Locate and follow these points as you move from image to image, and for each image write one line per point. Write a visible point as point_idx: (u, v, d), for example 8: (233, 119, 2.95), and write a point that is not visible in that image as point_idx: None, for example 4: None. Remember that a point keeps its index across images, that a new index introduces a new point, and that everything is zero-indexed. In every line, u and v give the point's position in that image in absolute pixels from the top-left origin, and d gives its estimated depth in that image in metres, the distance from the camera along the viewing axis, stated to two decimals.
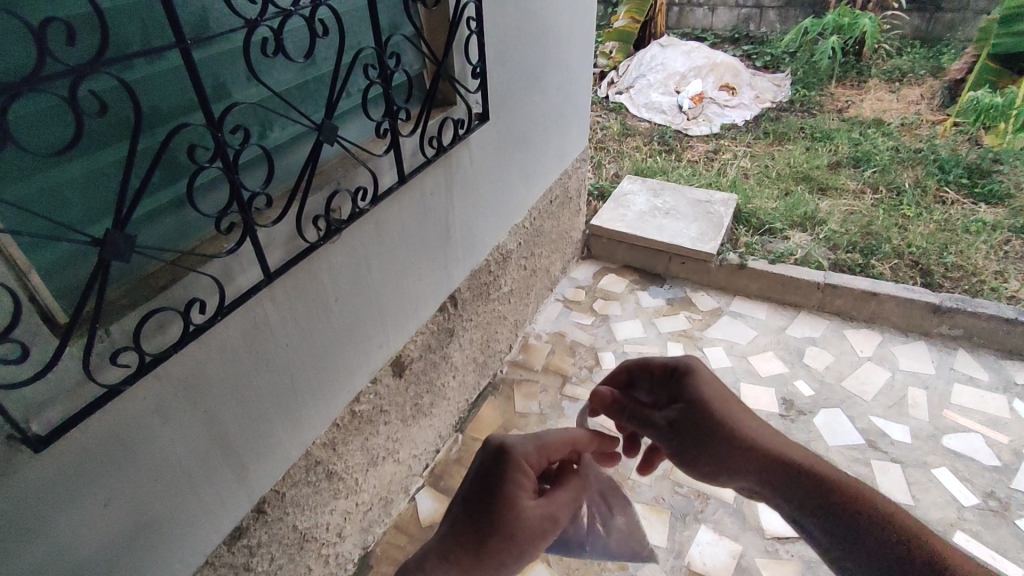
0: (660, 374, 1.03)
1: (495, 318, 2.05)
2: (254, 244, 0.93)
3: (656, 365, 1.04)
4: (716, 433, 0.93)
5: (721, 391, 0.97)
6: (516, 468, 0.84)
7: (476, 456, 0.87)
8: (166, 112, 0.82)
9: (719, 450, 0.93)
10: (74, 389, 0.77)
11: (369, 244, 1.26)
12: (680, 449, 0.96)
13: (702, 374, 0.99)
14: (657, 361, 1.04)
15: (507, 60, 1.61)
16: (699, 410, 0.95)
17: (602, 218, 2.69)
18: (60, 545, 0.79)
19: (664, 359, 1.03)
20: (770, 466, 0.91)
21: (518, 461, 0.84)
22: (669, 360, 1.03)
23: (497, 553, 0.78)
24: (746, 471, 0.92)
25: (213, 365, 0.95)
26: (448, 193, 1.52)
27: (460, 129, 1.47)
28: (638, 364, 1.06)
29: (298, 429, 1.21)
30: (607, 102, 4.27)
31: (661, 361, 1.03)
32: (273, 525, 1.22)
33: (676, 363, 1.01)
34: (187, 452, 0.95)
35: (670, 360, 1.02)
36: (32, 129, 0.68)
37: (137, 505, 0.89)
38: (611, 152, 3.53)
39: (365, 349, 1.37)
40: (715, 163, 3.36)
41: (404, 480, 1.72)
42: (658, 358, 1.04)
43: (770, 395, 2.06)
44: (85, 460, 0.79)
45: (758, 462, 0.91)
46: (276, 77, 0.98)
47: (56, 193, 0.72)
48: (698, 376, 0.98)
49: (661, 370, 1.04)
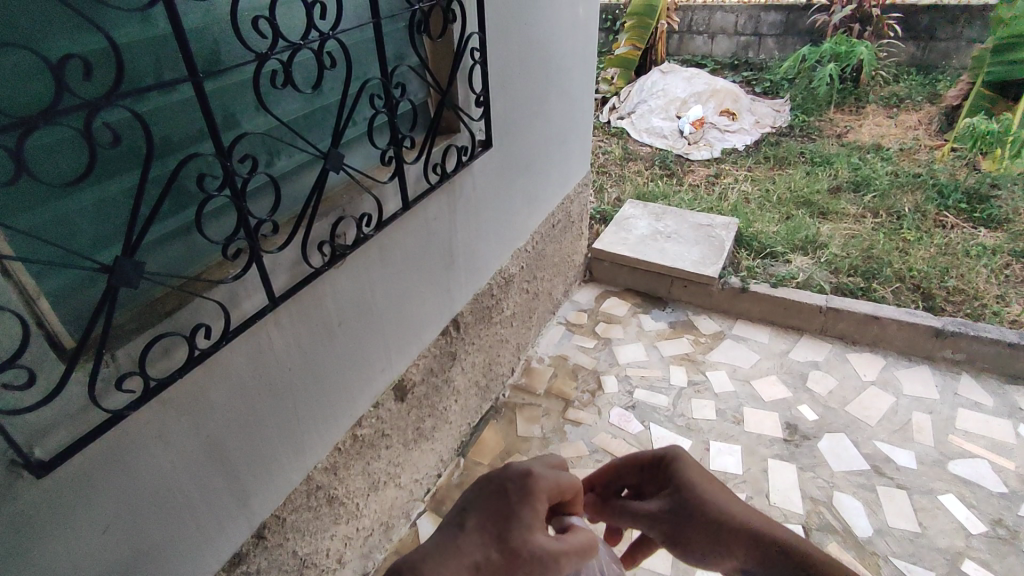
0: (649, 466, 0.92)
1: (497, 342, 2.05)
2: (260, 270, 0.94)
3: (645, 459, 0.93)
4: (707, 518, 0.82)
5: (716, 480, 0.86)
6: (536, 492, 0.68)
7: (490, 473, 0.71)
8: (176, 142, 0.84)
9: (711, 538, 0.81)
10: (78, 413, 0.78)
11: (373, 269, 1.28)
12: (670, 541, 0.84)
13: (691, 463, 0.89)
14: (645, 454, 0.93)
15: (510, 88, 1.65)
16: (690, 501, 0.84)
17: (604, 241, 2.71)
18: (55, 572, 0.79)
19: (652, 451, 0.93)
20: (765, 557, 0.77)
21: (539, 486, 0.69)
22: (657, 450, 0.92)
23: (485, 549, 0.62)
24: (740, 562, 0.79)
25: (215, 390, 0.96)
26: (451, 218, 1.54)
27: (464, 156, 1.50)
28: (625, 458, 0.96)
29: (299, 454, 1.21)
30: (609, 127, 4.33)
31: (648, 452, 0.93)
32: (272, 551, 1.21)
33: (664, 453, 0.91)
34: (187, 477, 0.94)
35: (660, 451, 0.92)
36: (46, 161, 0.70)
37: (133, 532, 0.88)
38: (613, 176, 3.57)
39: (367, 373, 1.37)
40: (716, 187, 3.39)
41: (405, 505, 1.71)
42: (647, 451, 0.94)
43: (774, 420, 2.05)
44: (86, 485, 0.80)
45: (752, 552, 0.78)
46: (284, 107, 1.00)
47: (67, 221, 0.73)
48: (681, 465, 0.88)
49: (649, 461, 0.93)
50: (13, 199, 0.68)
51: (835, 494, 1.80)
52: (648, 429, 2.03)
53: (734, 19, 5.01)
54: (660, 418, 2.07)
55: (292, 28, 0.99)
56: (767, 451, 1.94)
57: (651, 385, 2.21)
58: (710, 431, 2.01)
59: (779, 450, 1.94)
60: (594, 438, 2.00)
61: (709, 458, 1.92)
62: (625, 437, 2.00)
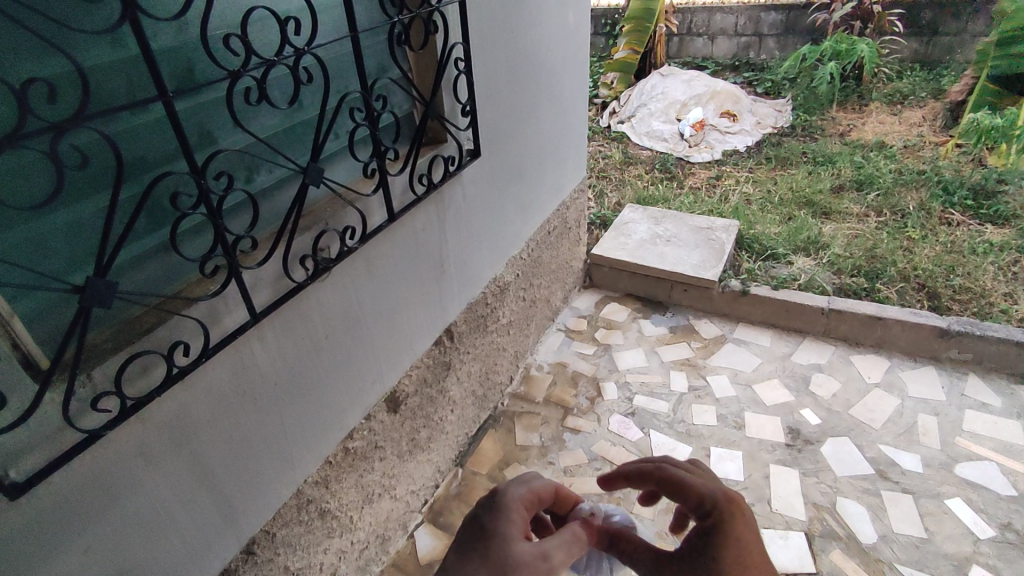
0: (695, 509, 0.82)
1: (494, 350, 2.05)
2: (240, 285, 0.94)
3: (691, 494, 0.82)
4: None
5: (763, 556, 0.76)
6: (514, 509, 0.81)
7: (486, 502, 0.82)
8: (150, 161, 0.84)
9: None
10: (55, 434, 0.77)
11: (360, 281, 1.28)
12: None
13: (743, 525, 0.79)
14: (694, 490, 0.82)
15: (498, 96, 1.65)
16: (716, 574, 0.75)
17: (603, 246, 2.70)
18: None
19: (707, 490, 0.81)
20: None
21: (512, 501, 0.82)
22: (708, 495, 0.81)
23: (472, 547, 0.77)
24: None
25: (199, 407, 0.96)
26: (440, 227, 1.54)
27: (451, 166, 1.49)
28: (670, 479, 0.84)
29: (289, 468, 1.22)
30: (609, 131, 4.31)
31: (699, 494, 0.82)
32: (263, 566, 1.21)
33: (714, 500, 0.80)
34: (171, 494, 0.95)
35: (711, 496, 0.81)
36: (13, 186, 0.70)
37: (118, 552, 0.89)
38: (613, 181, 3.55)
39: (357, 385, 1.37)
40: (717, 190, 3.37)
41: (402, 516, 1.71)
42: (696, 485, 0.83)
43: (777, 424, 2.02)
44: (67, 505, 0.80)
45: None
46: (262, 123, 1.01)
47: (38, 244, 0.74)
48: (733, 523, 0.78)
49: (695, 503, 0.82)
50: None
51: (838, 500, 1.77)
52: (647, 436, 2.01)
53: (734, 20, 4.99)
54: (660, 424, 2.05)
55: (268, 44, 1.00)
56: (769, 456, 1.91)
57: (651, 391, 2.19)
58: (711, 437, 1.99)
59: (781, 456, 1.91)
60: (594, 446, 1.99)
61: (710, 464, 1.90)
62: (625, 444, 1.99)
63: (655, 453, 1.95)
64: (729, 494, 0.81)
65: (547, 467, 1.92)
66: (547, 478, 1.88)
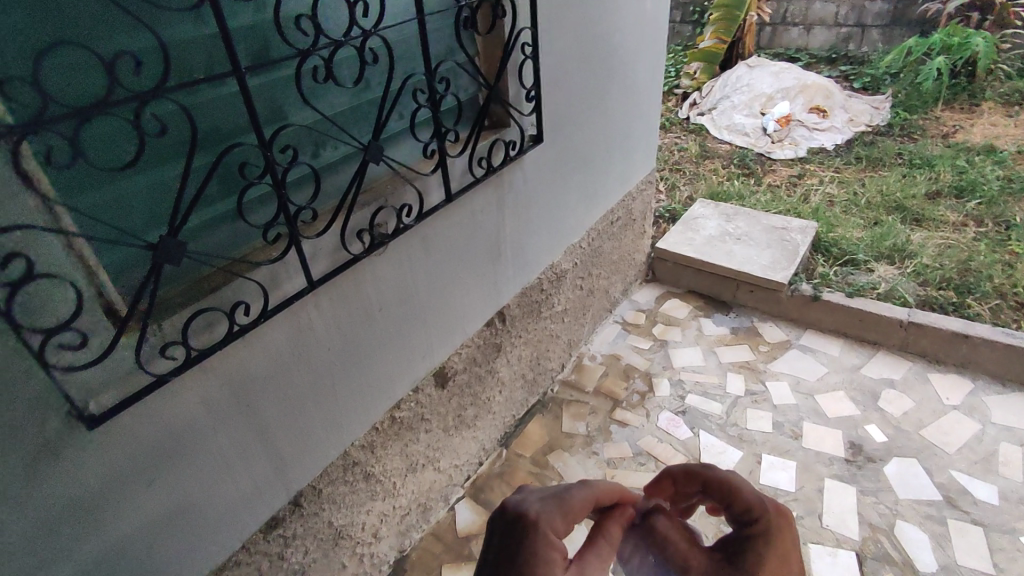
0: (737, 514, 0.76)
1: (546, 336, 2.06)
2: (298, 254, 1.00)
3: (738, 500, 0.76)
4: None
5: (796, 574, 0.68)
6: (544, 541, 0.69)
7: (507, 525, 0.72)
8: (224, 133, 0.91)
9: None
10: (126, 376, 0.85)
11: (415, 258, 1.33)
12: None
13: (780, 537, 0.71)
14: (741, 494, 0.76)
15: (565, 82, 1.64)
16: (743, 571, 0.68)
17: (669, 241, 2.64)
18: (102, 525, 0.89)
19: (756, 495, 0.75)
20: None
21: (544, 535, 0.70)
22: (756, 501, 0.75)
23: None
24: None
25: (257, 364, 1.04)
26: (498, 210, 1.56)
27: (511, 151, 1.50)
28: (721, 482, 0.79)
29: (337, 432, 1.29)
30: (687, 123, 4.17)
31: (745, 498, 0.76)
32: (309, 519, 1.30)
33: (761, 508, 0.74)
34: (229, 442, 1.03)
35: (758, 501, 0.75)
36: (101, 149, 0.78)
37: (178, 492, 0.98)
38: (686, 174, 3.45)
39: (407, 358, 1.43)
40: (798, 189, 3.20)
41: (444, 489, 1.77)
42: (746, 490, 0.77)
43: (837, 438, 1.92)
44: (137, 443, 0.89)
45: None
46: (330, 102, 1.06)
47: (121, 203, 0.82)
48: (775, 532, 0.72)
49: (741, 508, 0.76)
50: (77, 181, 0.77)
51: (897, 523, 1.67)
52: (696, 436, 1.97)
53: (835, 9, 4.69)
54: (711, 425, 2.00)
55: (339, 26, 1.05)
56: (825, 470, 1.83)
57: (705, 391, 2.13)
58: (763, 444, 1.92)
59: (838, 470, 1.82)
60: (639, 441, 1.97)
61: (759, 472, 1.84)
62: (671, 442, 1.96)
63: (702, 454, 1.91)
64: (779, 503, 0.75)
65: (590, 457, 1.93)
66: (589, 468, 1.89)
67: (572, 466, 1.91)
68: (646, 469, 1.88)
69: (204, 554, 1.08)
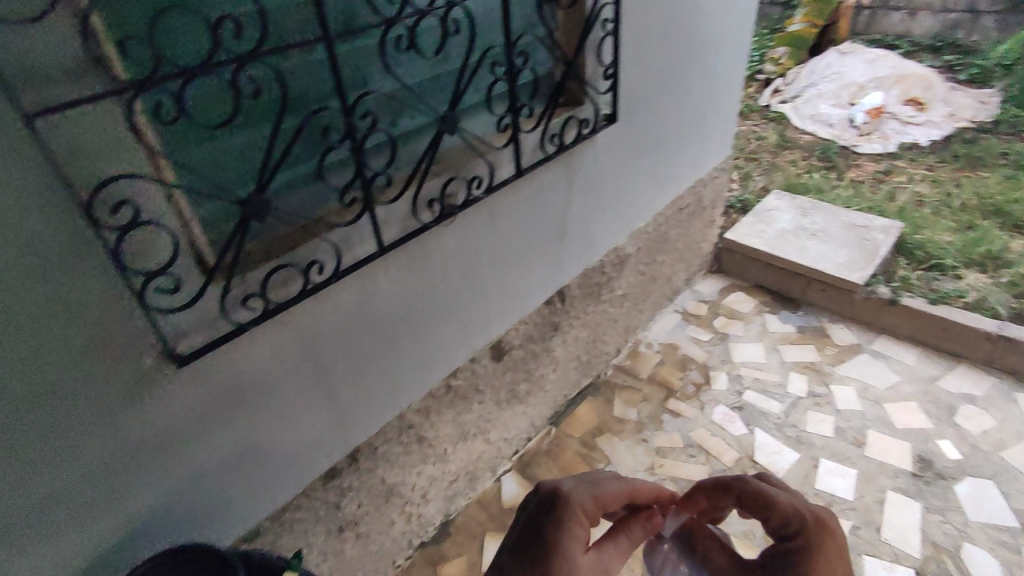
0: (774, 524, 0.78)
1: (604, 319, 2.05)
2: (372, 218, 1.03)
3: (774, 511, 0.78)
4: None
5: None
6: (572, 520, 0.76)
7: (542, 505, 0.78)
8: (311, 97, 0.95)
9: None
10: (211, 322, 0.90)
11: (481, 230, 1.34)
12: None
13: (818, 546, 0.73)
14: (777, 505, 0.78)
15: (644, 61, 1.60)
16: None
17: (738, 232, 2.55)
18: (182, 456, 0.97)
19: (790, 509, 0.77)
20: None
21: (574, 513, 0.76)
22: (793, 513, 0.76)
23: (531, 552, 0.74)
24: None
25: (326, 322, 1.08)
26: (566, 189, 1.55)
27: (584, 129, 1.46)
28: (754, 493, 0.80)
29: (396, 394, 1.34)
30: (768, 110, 3.98)
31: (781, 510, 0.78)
32: (364, 474, 1.36)
33: (798, 520, 0.76)
34: (296, 393, 1.09)
35: (795, 514, 0.76)
36: (201, 107, 0.83)
37: (248, 434, 1.05)
38: (762, 164, 3.31)
39: (466, 329, 1.46)
40: (885, 186, 3.01)
41: (492, 460, 1.80)
42: (783, 500, 0.78)
43: (905, 450, 1.83)
44: (215, 385, 0.96)
45: None
46: (411, 71, 1.08)
47: (216, 159, 0.87)
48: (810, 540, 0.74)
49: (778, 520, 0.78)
50: (178, 136, 0.82)
51: (965, 546, 1.58)
52: (751, 433, 1.92)
53: None
54: (768, 424, 1.94)
55: None
56: (888, 482, 1.74)
57: (764, 389, 2.07)
58: (823, 449, 1.85)
59: (903, 484, 1.73)
60: (691, 433, 1.94)
61: (816, 476, 1.77)
62: (725, 437, 1.92)
63: (756, 452, 1.86)
64: (814, 512, 0.76)
65: (639, 444, 1.92)
66: (637, 455, 1.88)
67: (620, 451, 1.90)
68: (696, 462, 1.85)
69: (267, 495, 1.15)
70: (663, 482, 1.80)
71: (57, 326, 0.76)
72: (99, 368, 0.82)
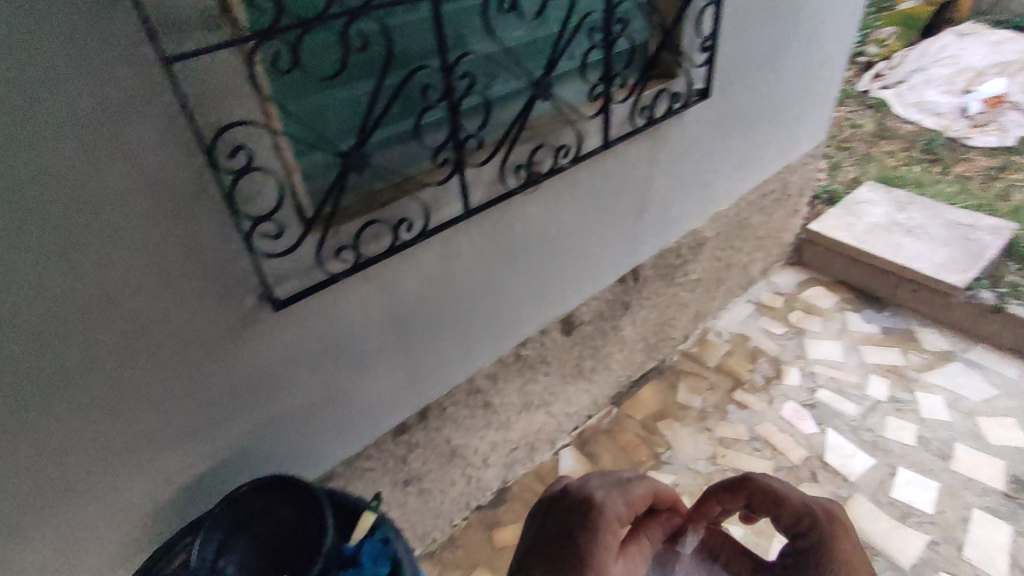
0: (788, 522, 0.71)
1: (675, 303, 2.00)
2: (461, 180, 1.04)
3: (786, 508, 0.71)
4: None
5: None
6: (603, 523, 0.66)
7: (552, 508, 0.69)
8: (412, 55, 0.96)
9: None
10: (307, 270, 0.94)
11: (563, 201, 1.34)
12: None
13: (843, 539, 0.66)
14: (789, 503, 0.71)
15: (744, 35, 1.52)
16: None
17: (824, 223, 2.42)
18: (270, 395, 1.03)
19: (803, 504, 0.70)
20: None
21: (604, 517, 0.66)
22: (804, 509, 0.69)
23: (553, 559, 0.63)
24: None
25: (410, 279, 1.11)
26: (651, 165, 1.51)
27: (675, 103, 1.39)
28: (763, 489, 0.74)
29: (468, 357, 1.36)
30: (867, 96, 3.72)
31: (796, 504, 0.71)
32: (432, 432, 1.40)
33: (812, 515, 0.69)
34: (377, 346, 1.13)
35: (808, 511, 0.69)
36: (312, 61, 0.86)
37: (330, 381, 1.10)
38: (856, 153, 3.11)
39: (539, 300, 1.46)
40: (995, 184, 2.78)
41: (552, 433, 1.81)
42: (794, 496, 0.71)
43: (997, 468, 1.71)
44: (306, 330, 1.01)
45: None
46: (509, 34, 1.07)
47: (321, 112, 0.89)
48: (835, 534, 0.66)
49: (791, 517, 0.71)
50: (291, 87, 0.85)
51: None
52: (823, 433, 1.84)
53: None
54: (842, 425, 1.86)
55: None
56: (975, 499, 1.64)
57: (841, 389, 1.98)
58: (902, 457, 1.76)
59: (992, 503, 1.63)
60: (758, 426, 1.89)
61: (892, 484, 1.69)
62: (794, 434, 1.85)
63: (827, 453, 1.79)
64: (825, 505, 0.69)
65: (702, 433, 1.88)
66: (700, 443, 1.85)
67: (681, 438, 1.88)
68: (762, 456, 1.80)
69: (344, 441, 1.21)
70: (725, 473, 1.77)
71: (175, 262, 0.81)
72: (207, 306, 0.87)
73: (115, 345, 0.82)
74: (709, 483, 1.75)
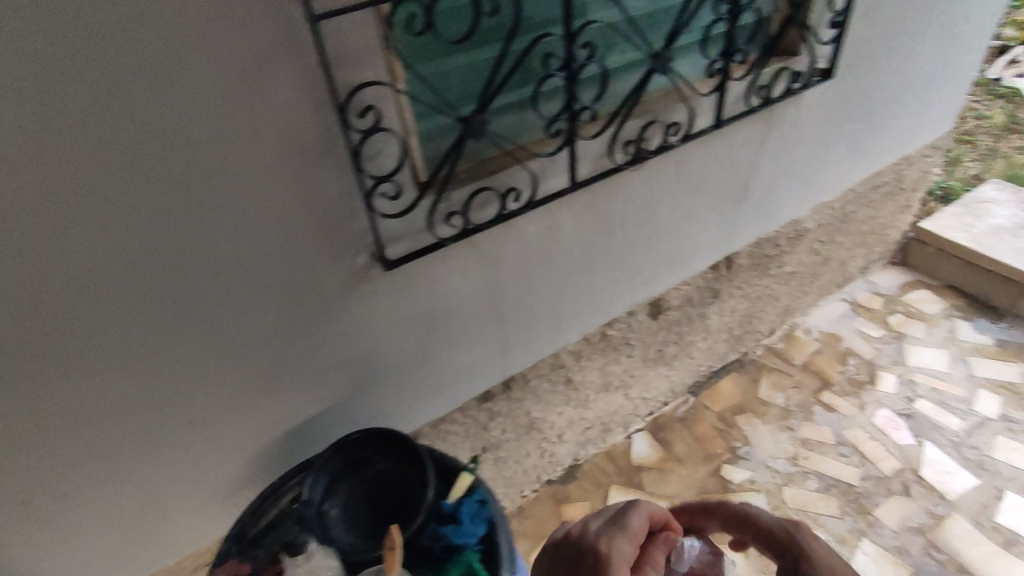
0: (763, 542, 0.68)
1: (766, 295, 1.92)
2: (571, 153, 1.02)
3: (758, 527, 0.69)
4: None
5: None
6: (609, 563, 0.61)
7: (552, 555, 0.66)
8: (535, 22, 0.94)
9: None
10: (417, 233, 0.96)
11: (665, 180, 1.30)
12: None
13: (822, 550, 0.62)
14: (759, 521, 0.69)
15: (877, 11, 1.41)
16: None
17: (938, 222, 2.24)
18: (371, 351, 1.06)
19: (772, 521, 0.67)
20: None
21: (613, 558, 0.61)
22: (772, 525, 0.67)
23: None
24: None
25: (510, 249, 1.12)
26: (760, 148, 1.44)
27: (796, 83, 1.30)
28: (735, 513, 0.73)
29: (555, 332, 1.36)
30: (997, 84, 3.38)
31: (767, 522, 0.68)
32: (514, 402, 1.41)
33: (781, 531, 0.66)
34: (471, 312, 1.15)
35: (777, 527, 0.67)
36: (441, 25, 0.86)
37: (426, 342, 1.13)
38: (979, 147, 2.84)
39: (629, 280, 1.44)
40: None
41: (627, 416, 1.79)
42: (765, 515, 0.69)
43: None
44: (410, 289, 1.03)
45: None
46: (632, 3, 1.03)
47: (444, 77, 0.90)
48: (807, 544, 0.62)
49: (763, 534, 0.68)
50: (418, 51, 0.86)
51: None
52: (920, 446, 1.74)
53: None
54: (943, 440, 1.75)
55: None
56: None
57: (943, 401, 1.85)
58: (1009, 481, 1.64)
59: None
60: (847, 431, 1.80)
61: (995, 509, 1.59)
62: (886, 443, 1.75)
63: (923, 466, 1.69)
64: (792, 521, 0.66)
65: (784, 432, 1.81)
66: (781, 442, 1.78)
67: (761, 434, 1.81)
68: (849, 462, 1.72)
69: (432, 402, 1.24)
70: (807, 476, 1.70)
71: (299, 214, 0.85)
72: (321, 260, 0.91)
73: (239, 289, 0.87)
74: (789, 484, 1.69)
